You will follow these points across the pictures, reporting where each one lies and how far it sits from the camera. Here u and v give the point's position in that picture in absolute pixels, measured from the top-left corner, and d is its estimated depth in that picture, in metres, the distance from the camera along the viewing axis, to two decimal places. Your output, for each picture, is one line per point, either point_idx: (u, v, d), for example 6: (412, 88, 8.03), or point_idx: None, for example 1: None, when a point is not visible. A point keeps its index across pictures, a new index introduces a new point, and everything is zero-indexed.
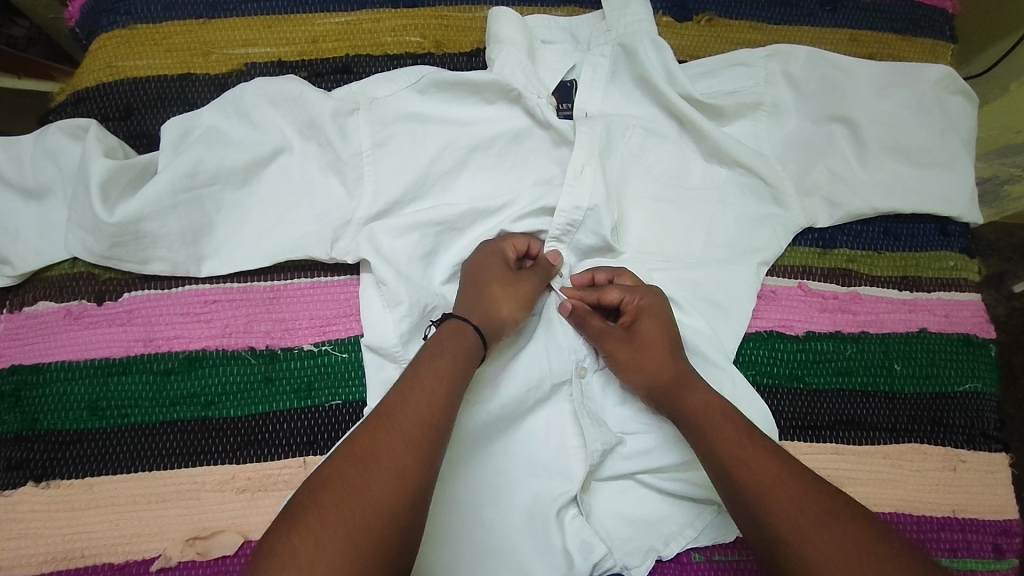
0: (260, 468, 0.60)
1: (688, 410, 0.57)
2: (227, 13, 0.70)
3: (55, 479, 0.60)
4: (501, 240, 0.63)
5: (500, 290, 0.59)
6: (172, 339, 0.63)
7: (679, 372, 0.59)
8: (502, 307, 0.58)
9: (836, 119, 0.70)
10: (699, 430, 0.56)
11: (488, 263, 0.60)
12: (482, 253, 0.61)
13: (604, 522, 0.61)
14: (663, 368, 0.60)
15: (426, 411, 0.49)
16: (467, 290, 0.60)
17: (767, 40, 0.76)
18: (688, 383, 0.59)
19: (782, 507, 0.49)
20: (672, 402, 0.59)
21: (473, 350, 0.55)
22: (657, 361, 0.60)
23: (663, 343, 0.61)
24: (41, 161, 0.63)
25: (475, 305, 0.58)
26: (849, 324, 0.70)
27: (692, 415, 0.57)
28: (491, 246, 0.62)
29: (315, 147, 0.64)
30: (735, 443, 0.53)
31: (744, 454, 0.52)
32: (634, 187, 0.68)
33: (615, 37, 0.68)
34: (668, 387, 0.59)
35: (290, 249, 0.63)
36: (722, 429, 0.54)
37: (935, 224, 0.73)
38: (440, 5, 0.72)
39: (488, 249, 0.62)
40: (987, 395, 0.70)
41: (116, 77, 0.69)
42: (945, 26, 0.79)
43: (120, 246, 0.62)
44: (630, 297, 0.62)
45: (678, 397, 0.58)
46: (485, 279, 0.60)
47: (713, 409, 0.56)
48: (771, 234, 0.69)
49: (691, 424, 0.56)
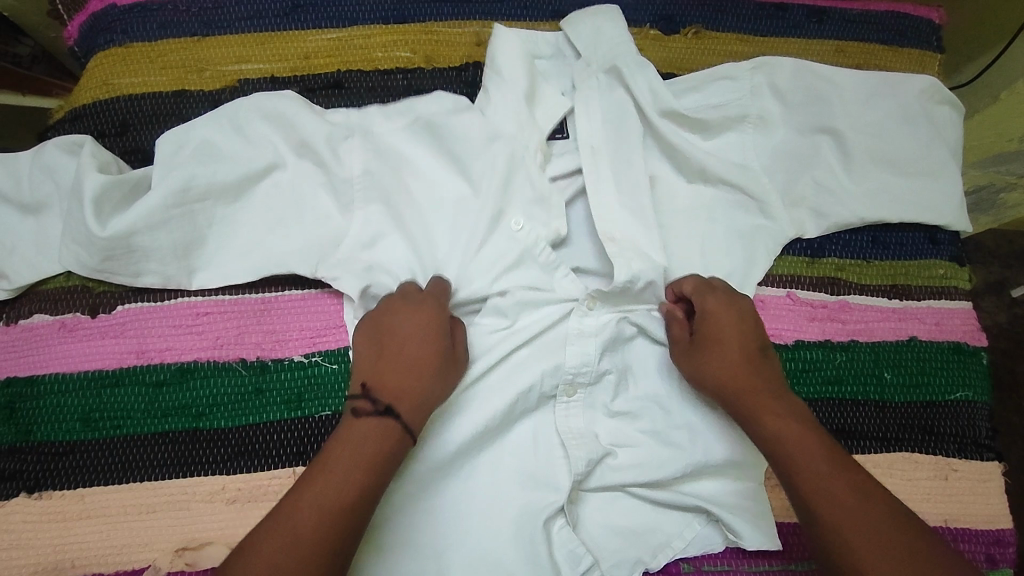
0: (249, 479, 0.61)
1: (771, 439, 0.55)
2: (221, 31, 0.72)
3: (47, 489, 0.60)
4: (426, 303, 0.58)
5: (424, 349, 0.56)
6: (165, 351, 0.64)
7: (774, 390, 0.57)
8: (424, 387, 0.55)
9: (821, 130, 0.71)
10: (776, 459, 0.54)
11: (411, 340, 0.56)
12: (404, 315, 0.57)
13: (592, 532, 0.61)
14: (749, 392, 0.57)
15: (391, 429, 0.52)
16: (380, 364, 0.56)
17: (755, 51, 0.77)
18: (756, 388, 0.58)
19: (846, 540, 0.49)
20: (737, 406, 0.58)
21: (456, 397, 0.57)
22: (751, 378, 0.58)
23: (755, 363, 0.59)
24: (38, 177, 0.65)
25: (399, 385, 0.54)
26: (839, 332, 0.70)
27: (778, 445, 0.54)
28: (414, 306, 0.58)
29: (306, 163, 0.65)
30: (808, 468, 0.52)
31: (827, 485, 0.51)
32: (631, 205, 0.64)
33: (599, 68, 0.68)
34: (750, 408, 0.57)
35: (279, 263, 0.63)
36: (806, 465, 0.52)
37: (924, 232, 0.73)
38: (431, 21, 0.74)
39: (407, 313, 0.57)
40: (978, 403, 0.70)
41: (113, 94, 0.70)
42: (931, 36, 0.80)
43: (113, 260, 0.63)
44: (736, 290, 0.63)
45: (762, 422, 0.56)
46: (408, 336, 0.56)
47: (783, 423, 0.55)
48: (759, 246, 0.69)
49: (771, 453, 0.54)
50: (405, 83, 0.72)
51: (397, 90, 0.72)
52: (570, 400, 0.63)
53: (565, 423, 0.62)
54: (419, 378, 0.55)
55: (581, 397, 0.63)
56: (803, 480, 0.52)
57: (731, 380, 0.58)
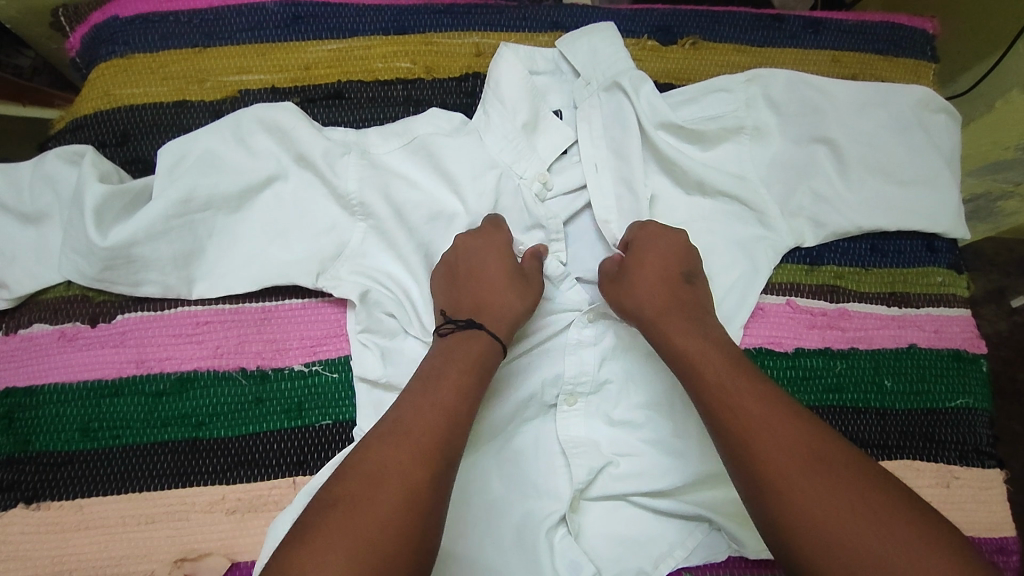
0: (249, 489, 0.61)
1: (763, 474, 0.46)
2: (223, 42, 0.72)
3: (45, 500, 0.60)
4: (501, 231, 0.63)
5: (448, 393, 0.51)
6: (164, 361, 0.63)
7: (780, 414, 0.49)
8: (514, 300, 0.59)
9: (818, 140, 0.71)
10: (765, 499, 0.46)
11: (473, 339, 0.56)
12: (436, 360, 0.54)
13: (593, 541, 0.61)
14: (754, 424, 0.48)
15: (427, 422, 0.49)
16: (467, 290, 0.60)
17: (751, 62, 0.78)
18: (719, 356, 0.54)
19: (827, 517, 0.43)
20: (693, 371, 0.54)
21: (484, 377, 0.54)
22: (754, 406, 0.49)
23: (754, 386, 0.51)
24: (39, 187, 0.65)
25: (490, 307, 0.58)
26: (838, 340, 0.70)
27: (772, 482, 0.46)
28: (448, 350, 0.55)
29: (308, 175, 0.65)
30: (773, 441, 0.47)
31: (847, 528, 0.42)
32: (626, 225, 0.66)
33: (598, 87, 0.69)
34: (742, 439, 0.48)
35: (278, 273, 0.63)
36: (774, 438, 0.47)
37: (921, 240, 0.74)
38: (430, 32, 0.75)
39: (449, 352, 0.55)
40: (979, 410, 0.70)
41: (114, 104, 0.71)
42: (926, 46, 0.81)
43: (113, 269, 0.63)
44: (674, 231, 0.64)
45: (755, 453, 0.47)
46: (436, 384, 0.52)
47: (750, 394, 0.50)
48: (758, 255, 0.69)
49: (759, 493, 0.46)
50: (404, 94, 0.73)
51: (397, 100, 0.72)
52: (571, 409, 0.63)
53: (565, 431, 0.63)
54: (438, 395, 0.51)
55: (581, 405, 0.63)
56: (814, 518, 0.43)
57: (723, 409, 0.50)
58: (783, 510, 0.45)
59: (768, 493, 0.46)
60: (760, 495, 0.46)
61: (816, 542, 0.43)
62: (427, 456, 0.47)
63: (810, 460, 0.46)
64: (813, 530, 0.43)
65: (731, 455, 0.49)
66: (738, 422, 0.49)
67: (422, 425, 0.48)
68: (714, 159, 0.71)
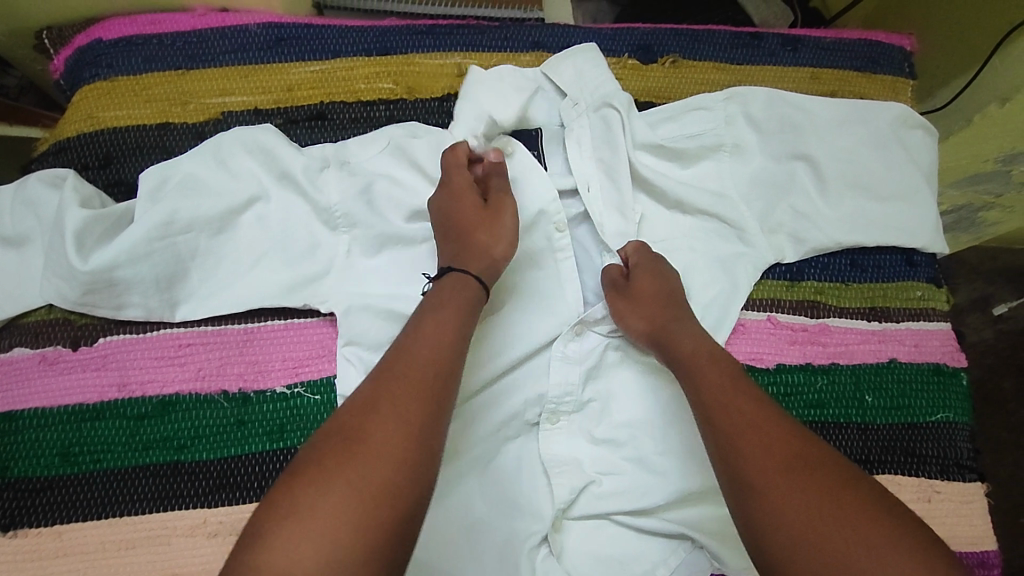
0: (231, 513, 0.60)
1: (746, 478, 0.47)
2: (206, 64, 0.73)
3: (25, 527, 0.60)
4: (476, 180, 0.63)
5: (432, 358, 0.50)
6: (146, 384, 0.63)
7: (769, 424, 0.49)
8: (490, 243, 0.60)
9: (796, 157, 0.72)
10: (745, 502, 0.47)
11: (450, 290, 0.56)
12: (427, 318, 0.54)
13: (576, 561, 0.61)
14: (740, 433, 0.49)
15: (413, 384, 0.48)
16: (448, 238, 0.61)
17: (731, 79, 0.79)
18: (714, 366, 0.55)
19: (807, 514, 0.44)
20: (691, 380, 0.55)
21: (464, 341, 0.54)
22: (748, 411, 0.51)
23: (748, 395, 0.52)
24: (21, 211, 0.65)
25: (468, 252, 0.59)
26: (820, 355, 0.70)
27: (754, 486, 0.47)
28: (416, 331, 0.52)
29: (289, 195, 0.65)
30: (761, 448, 0.48)
31: (824, 526, 0.43)
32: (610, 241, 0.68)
33: (586, 107, 0.70)
34: (729, 444, 0.49)
35: (260, 294, 0.64)
36: (762, 444, 0.48)
37: (901, 255, 0.74)
38: (412, 53, 0.75)
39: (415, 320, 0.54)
40: (959, 424, 0.70)
41: (97, 127, 0.71)
42: (903, 63, 0.82)
43: (94, 293, 0.63)
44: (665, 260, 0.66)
45: (740, 459, 0.48)
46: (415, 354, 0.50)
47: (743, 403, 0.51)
48: (737, 272, 0.70)
49: (740, 496, 0.47)
50: (387, 114, 0.73)
51: (380, 121, 0.73)
52: (554, 427, 0.63)
53: (548, 450, 0.63)
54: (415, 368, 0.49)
55: (564, 424, 0.63)
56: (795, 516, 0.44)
57: (714, 416, 0.51)
58: (759, 510, 0.46)
59: (748, 495, 0.47)
60: (739, 496, 0.47)
61: (786, 542, 0.44)
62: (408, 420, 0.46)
63: (795, 462, 0.47)
64: (785, 532, 0.44)
65: (716, 458, 0.50)
66: (726, 429, 0.50)
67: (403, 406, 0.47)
68: (694, 176, 0.72)
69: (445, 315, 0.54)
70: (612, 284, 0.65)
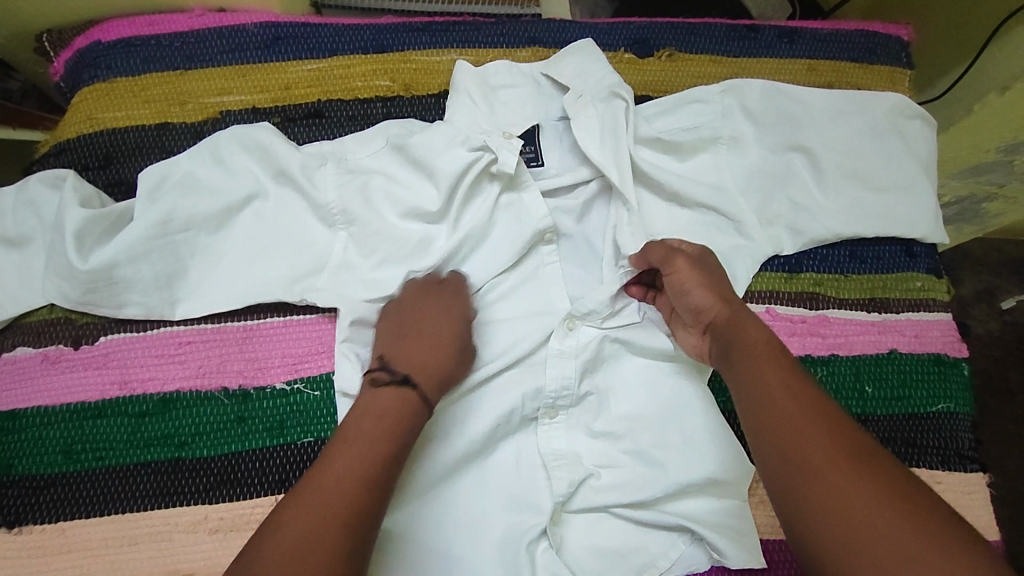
0: (232, 508, 0.61)
1: (801, 470, 0.46)
2: (204, 64, 0.73)
3: (28, 524, 0.60)
4: (452, 297, 0.63)
5: (366, 445, 0.50)
6: (147, 382, 0.64)
7: (825, 421, 0.48)
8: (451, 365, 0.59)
9: (794, 148, 0.72)
10: (797, 492, 0.46)
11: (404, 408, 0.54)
12: (362, 411, 0.53)
13: (576, 554, 0.61)
14: (795, 430, 0.48)
15: (350, 468, 0.49)
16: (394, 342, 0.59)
17: (728, 72, 0.79)
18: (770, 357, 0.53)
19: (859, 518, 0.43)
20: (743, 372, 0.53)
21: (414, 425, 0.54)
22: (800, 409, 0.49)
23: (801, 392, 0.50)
24: (23, 212, 0.66)
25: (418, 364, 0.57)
26: (819, 347, 0.70)
27: (810, 478, 0.45)
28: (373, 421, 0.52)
29: (285, 192, 0.66)
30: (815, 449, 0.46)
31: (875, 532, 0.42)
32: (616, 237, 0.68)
33: (591, 99, 0.69)
34: (785, 435, 0.48)
35: (259, 291, 0.64)
36: (815, 445, 0.47)
37: (900, 246, 0.74)
38: (408, 50, 0.76)
39: (348, 427, 0.52)
40: (960, 414, 0.70)
41: (97, 128, 0.72)
42: (901, 53, 0.82)
43: (93, 291, 0.63)
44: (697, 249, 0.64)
45: (794, 458, 0.47)
46: (344, 445, 0.50)
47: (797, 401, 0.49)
48: (735, 265, 0.70)
49: (792, 487, 0.46)
50: (384, 111, 0.74)
51: (377, 118, 0.73)
52: (552, 421, 0.64)
53: (547, 444, 0.63)
54: (346, 470, 0.48)
55: (562, 418, 0.64)
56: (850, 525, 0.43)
57: (767, 410, 0.50)
58: (814, 503, 0.44)
59: (803, 487, 0.46)
60: (792, 488, 0.46)
61: (840, 535, 0.43)
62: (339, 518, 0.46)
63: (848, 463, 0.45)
64: (840, 526, 0.43)
65: (768, 449, 0.49)
66: (779, 421, 0.49)
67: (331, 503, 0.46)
68: (692, 169, 0.72)
69: (390, 430, 0.52)
70: (669, 260, 0.61)
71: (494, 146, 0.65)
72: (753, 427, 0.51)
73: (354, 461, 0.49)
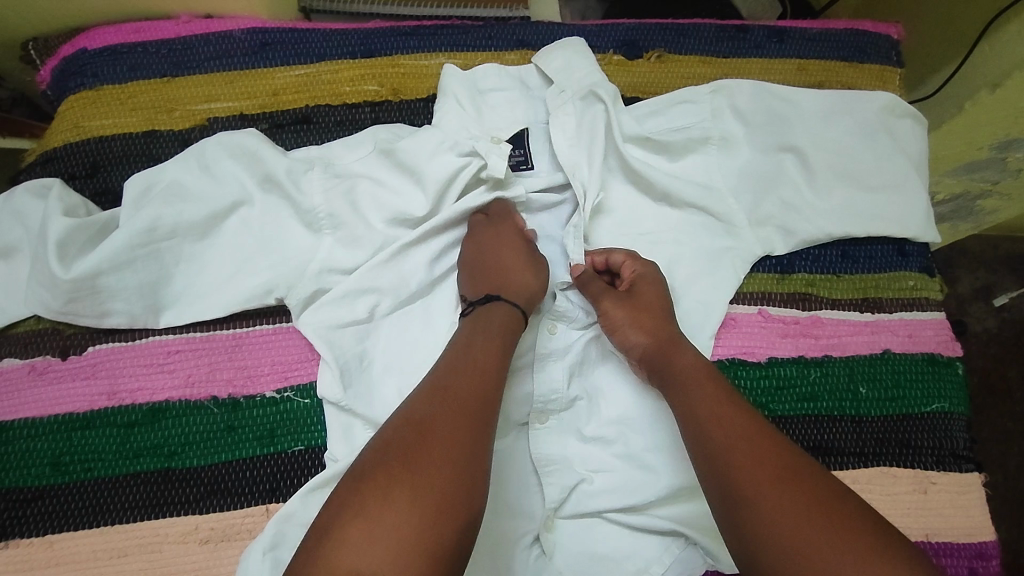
0: (222, 518, 0.60)
1: (740, 487, 0.47)
2: (191, 71, 0.73)
3: (15, 537, 0.60)
4: (507, 226, 0.67)
5: (487, 350, 0.56)
6: (136, 391, 0.63)
7: (755, 436, 0.50)
8: (531, 283, 0.64)
9: (784, 149, 0.72)
10: (739, 512, 0.47)
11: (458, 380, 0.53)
12: (467, 330, 0.59)
13: (570, 559, 0.60)
14: (729, 442, 0.50)
15: (480, 369, 0.54)
16: (485, 277, 0.64)
17: (718, 73, 0.79)
18: (705, 374, 0.56)
19: (778, 523, 0.45)
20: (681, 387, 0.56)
21: (514, 320, 0.61)
22: (733, 424, 0.51)
23: (735, 408, 0.52)
24: (7, 222, 0.65)
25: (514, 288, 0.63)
26: (812, 348, 0.70)
27: (746, 499, 0.47)
28: (438, 386, 0.52)
29: (272, 199, 0.65)
30: (745, 455, 0.49)
31: (799, 533, 0.44)
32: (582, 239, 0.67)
33: (573, 95, 0.69)
34: (724, 450, 0.50)
35: (247, 298, 0.64)
36: (743, 453, 0.49)
37: (892, 245, 0.74)
38: (397, 54, 0.75)
39: (481, 321, 0.59)
40: (955, 414, 0.70)
41: (83, 136, 0.71)
42: (891, 52, 0.82)
43: (77, 301, 0.63)
44: (632, 266, 0.65)
45: (728, 466, 0.49)
46: (466, 353, 0.56)
47: (725, 412, 0.52)
48: (727, 266, 0.69)
49: (733, 509, 0.47)
50: (372, 116, 0.73)
51: (365, 123, 0.73)
52: (544, 426, 0.63)
53: (539, 449, 0.62)
54: (475, 370, 0.54)
55: (553, 423, 0.63)
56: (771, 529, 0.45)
57: (707, 426, 0.52)
58: (753, 514, 0.46)
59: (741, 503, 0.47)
60: (732, 508, 0.47)
61: (778, 550, 0.44)
62: (472, 407, 0.51)
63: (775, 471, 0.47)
64: (776, 541, 0.44)
65: (704, 459, 0.51)
66: (718, 436, 0.51)
67: (459, 394, 0.52)
68: (683, 169, 0.72)
69: (495, 333, 0.58)
70: (597, 304, 0.64)
71: (483, 151, 0.65)
72: (693, 454, 0.52)
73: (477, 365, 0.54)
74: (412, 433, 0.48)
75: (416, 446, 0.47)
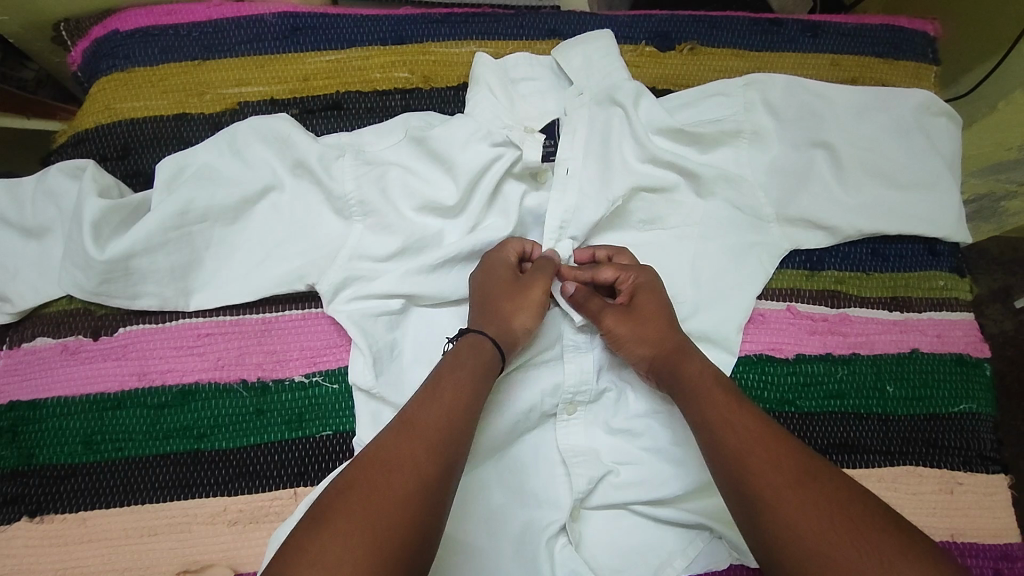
0: (251, 500, 0.61)
1: (757, 489, 0.47)
2: (222, 54, 0.73)
3: (49, 513, 0.60)
4: (503, 250, 0.64)
5: (456, 388, 0.52)
6: (167, 373, 0.64)
7: (772, 438, 0.49)
8: (514, 317, 0.60)
9: (816, 145, 0.71)
10: (756, 516, 0.46)
11: (427, 411, 0.50)
12: (458, 349, 0.57)
13: (594, 551, 0.61)
14: (750, 444, 0.49)
15: (445, 409, 0.51)
16: (478, 309, 0.61)
17: (750, 66, 0.78)
18: (719, 380, 0.56)
19: (798, 524, 0.44)
20: (689, 396, 0.55)
21: (489, 362, 0.56)
22: (753, 423, 0.51)
23: (753, 414, 0.52)
24: (42, 203, 0.65)
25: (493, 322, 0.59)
26: (840, 346, 0.70)
27: (763, 501, 0.46)
28: (405, 420, 0.49)
29: (304, 184, 0.65)
30: (761, 457, 0.48)
31: (822, 536, 0.43)
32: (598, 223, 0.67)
33: (591, 98, 0.69)
34: (741, 452, 0.49)
35: (277, 284, 0.64)
36: (759, 455, 0.48)
37: (923, 244, 0.73)
38: (428, 41, 0.75)
39: (452, 355, 0.56)
40: (982, 415, 0.69)
41: (115, 118, 0.71)
42: (926, 48, 0.81)
43: (111, 282, 0.63)
44: (626, 275, 0.64)
45: (743, 469, 0.48)
46: (433, 388, 0.52)
47: (747, 414, 0.52)
48: (756, 262, 0.69)
49: (750, 509, 0.46)
50: (403, 104, 0.73)
51: (395, 110, 0.73)
52: (570, 418, 0.63)
53: (567, 441, 0.62)
54: (443, 409, 0.51)
55: (581, 414, 0.63)
56: (792, 536, 0.44)
57: (727, 424, 0.51)
58: (777, 514, 0.45)
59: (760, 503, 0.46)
60: (749, 513, 0.46)
61: (800, 550, 0.43)
62: (431, 448, 0.48)
63: (799, 474, 0.46)
64: (799, 542, 0.43)
65: (720, 460, 0.50)
66: (739, 436, 0.50)
67: (419, 433, 0.48)
68: (714, 162, 0.71)
69: (469, 368, 0.54)
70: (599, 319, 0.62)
71: (517, 140, 0.66)
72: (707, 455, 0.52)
73: (444, 404, 0.51)
74: (365, 471, 0.45)
75: (374, 484, 0.44)
